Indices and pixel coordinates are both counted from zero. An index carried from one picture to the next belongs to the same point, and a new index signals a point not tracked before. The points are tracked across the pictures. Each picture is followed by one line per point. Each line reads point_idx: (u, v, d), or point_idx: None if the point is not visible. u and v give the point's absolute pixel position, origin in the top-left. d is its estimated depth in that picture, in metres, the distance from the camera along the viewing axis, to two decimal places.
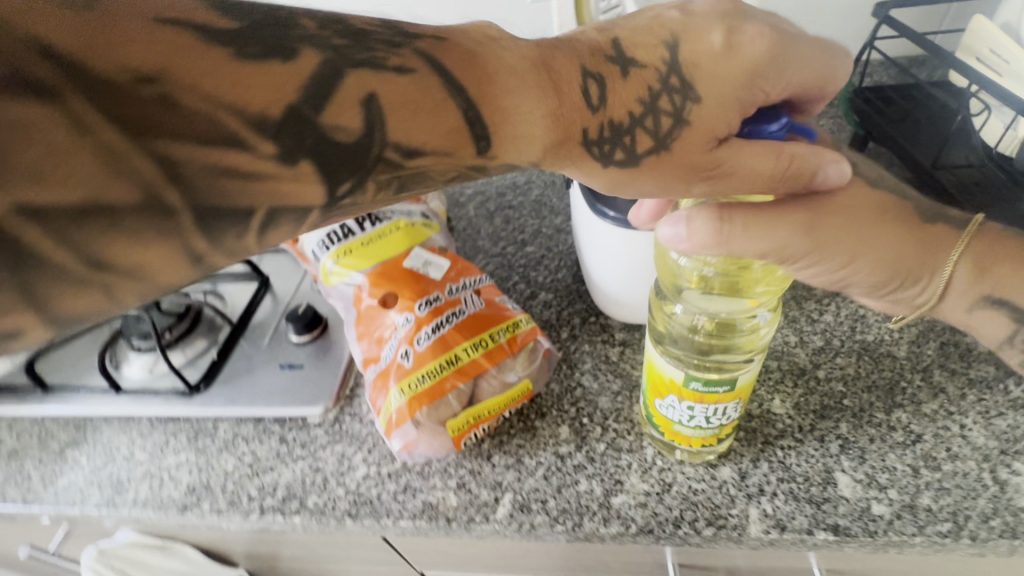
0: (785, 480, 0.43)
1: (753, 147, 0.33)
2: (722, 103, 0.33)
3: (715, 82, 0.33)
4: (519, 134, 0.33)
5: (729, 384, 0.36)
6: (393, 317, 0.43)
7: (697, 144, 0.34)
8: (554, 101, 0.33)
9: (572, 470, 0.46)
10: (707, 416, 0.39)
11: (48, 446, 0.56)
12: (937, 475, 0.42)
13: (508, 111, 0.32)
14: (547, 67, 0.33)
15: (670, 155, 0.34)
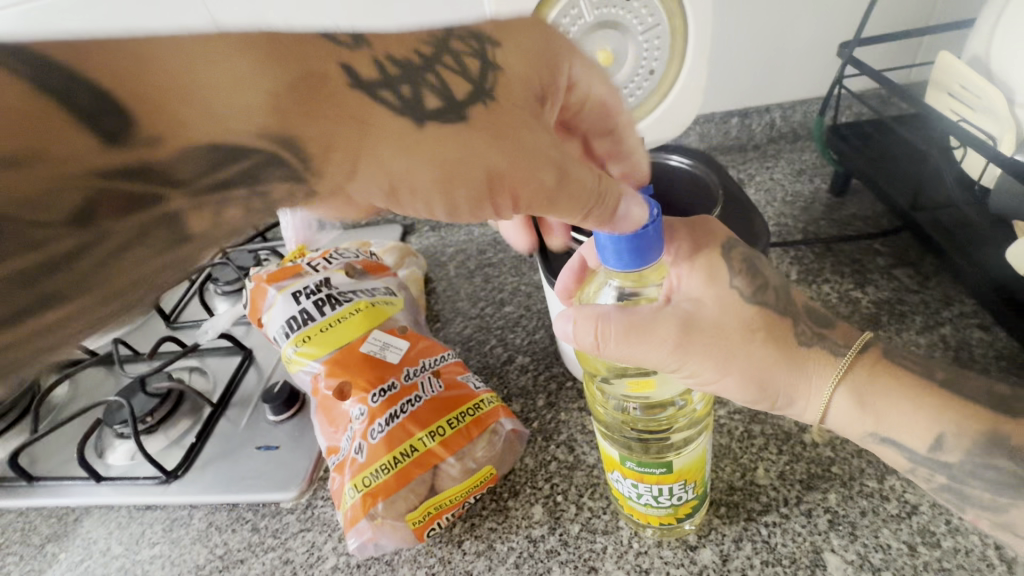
0: (769, 563, 0.40)
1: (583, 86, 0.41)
2: (527, 61, 0.36)
3: (515, 64, 0.35)
4: (200, 118, 0.25)
5: (665, 466, 0.35)
6: (349, 409, 0.43)
7: (518, 99, 0.34)
8: (271, 67, 0.27)
9: (545, 557, 0.44)
10: (654, 496, 0.37)
11: (31, 541, 0.56)
12: (936, 554, 0.39)
13: (331, 144, 0.28)
14: (253, 38, 0.27)
15: (498, 108, 0.32)
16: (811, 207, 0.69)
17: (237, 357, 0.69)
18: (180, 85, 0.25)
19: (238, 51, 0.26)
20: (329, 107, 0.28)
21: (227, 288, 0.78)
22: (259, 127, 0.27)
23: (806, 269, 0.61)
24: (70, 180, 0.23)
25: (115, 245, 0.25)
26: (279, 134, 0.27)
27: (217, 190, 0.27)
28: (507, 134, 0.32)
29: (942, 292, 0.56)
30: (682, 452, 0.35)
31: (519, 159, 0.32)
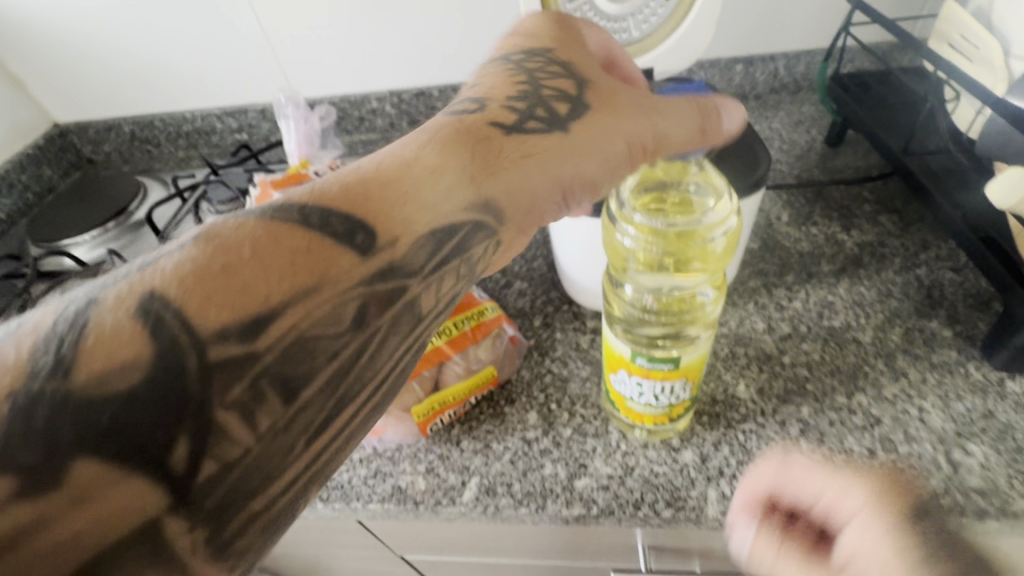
0: (744, 462, 0.44)
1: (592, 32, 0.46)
2: (579, 57, 0.43)
3: (582, 62, 0.43)
4: (413, 205, 0.32)
5: (672, 362, 0.36)
6: None
7: (591, 74, 0.42)
8: (454, 154, 0.34)
9: (539, 455, 0.47)
10: (656, 394, 0.39)
11: None
12: (893, 457, 0.43)
13: (513, 189, 0.35)
14: (432, 137, 0.35)
15: (593, 94, 0.40)
16: (806, 155, 0.71)
17: None
18: (401, 186, 0.32)
19: (427, 141, 0.35)
20: (510, 147, 0.36)
21: (220, 206, 0.78)
22: (461, 202, 0.33)
23: (796, 212, 0.65)
24: (336, 282, 0.28)
25: (369, 353, 0.29)
26: (494, 186, 0.34)
27: (438, 270, 0.32)
28: (609, 103, 0.40)
29: (922, 237, 0.59)
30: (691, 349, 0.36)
31: (635, 117, 0.39)
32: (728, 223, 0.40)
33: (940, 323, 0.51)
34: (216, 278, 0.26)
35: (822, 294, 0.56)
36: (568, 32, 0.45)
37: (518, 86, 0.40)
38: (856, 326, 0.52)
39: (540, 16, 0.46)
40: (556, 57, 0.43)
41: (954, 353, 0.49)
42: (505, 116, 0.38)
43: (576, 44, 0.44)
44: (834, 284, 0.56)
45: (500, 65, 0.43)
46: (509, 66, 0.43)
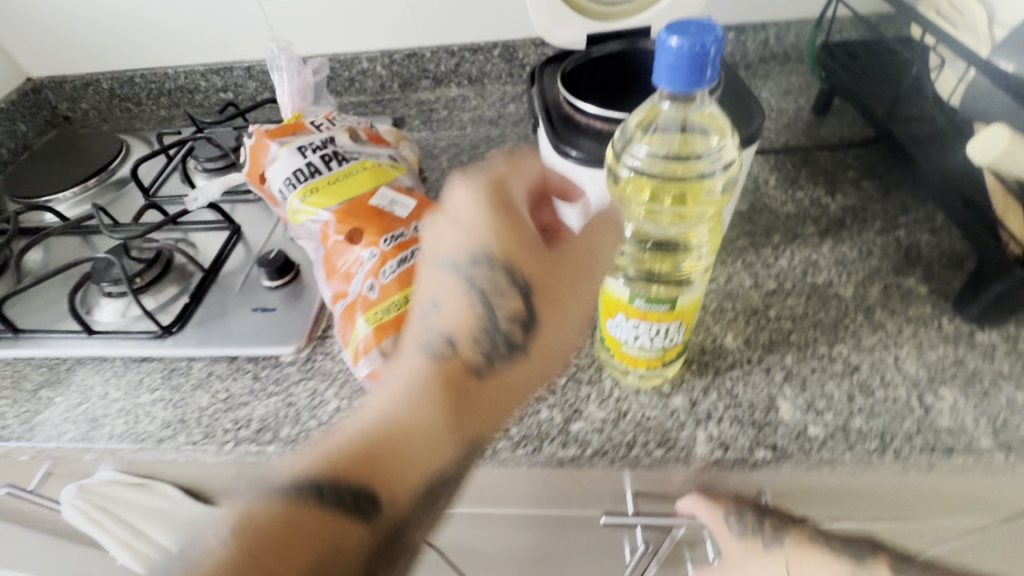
0: (731, 406, 0.46)
1: (519, 180, 0.41)
2: (512, 246, 0.38)
3: (526, 262, 0.39)
4: (410, 468, 0.35)
5: (669, 303, 0.37)
6: (358, 253, 0.44)
7: (533, 266, 0.39)
8: (436, 414, 0.36)
9: (535, 402, 0.48)
10: (651, 335, 0.40)
11: (22, 387, 0.56)
12: (870, 401, 0.45)
13: (500, 383, 0.38)
14: (411, 390, 0.36)
15: (548, 288, 0.39)
16: (793, 123, 0.73)
17: (226, 234, 0.70)
18: (397, 450, 0.35)
19: (405, 394, 0.36)
20: (478, 402, 0.37)
21: (208, 165, 0.77)
22: (449, 445, 0.36)
23: (783, 176, 0.67)
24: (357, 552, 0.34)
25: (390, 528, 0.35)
26: (472, 433, 0.37)
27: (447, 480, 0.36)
28: (561, 303, 0.39)
29: (901, 201, 0.62)
30: (688, 290, 0.37)
31: (585, 271, 0.40)
32: (728, 157, 0.42)
33: (916, 280, 0.54)
34: (252, 561, 0.31)
35: (807, 253, 0.58)
36: (509, 220, 0.39)
37: (472, 313, 0.37)
38: (838, 283, 0.54)
39: (473, 194, 0.39)
40: (504, 260, 0.38)
41: (928, 308, 0.51)
42: (467, 355, 0.37)
43: (521, 235, 0.39)
44: (818, 244, 0.59)
45: (440, 270, 0.38)
46: (463, 287, 0.38)
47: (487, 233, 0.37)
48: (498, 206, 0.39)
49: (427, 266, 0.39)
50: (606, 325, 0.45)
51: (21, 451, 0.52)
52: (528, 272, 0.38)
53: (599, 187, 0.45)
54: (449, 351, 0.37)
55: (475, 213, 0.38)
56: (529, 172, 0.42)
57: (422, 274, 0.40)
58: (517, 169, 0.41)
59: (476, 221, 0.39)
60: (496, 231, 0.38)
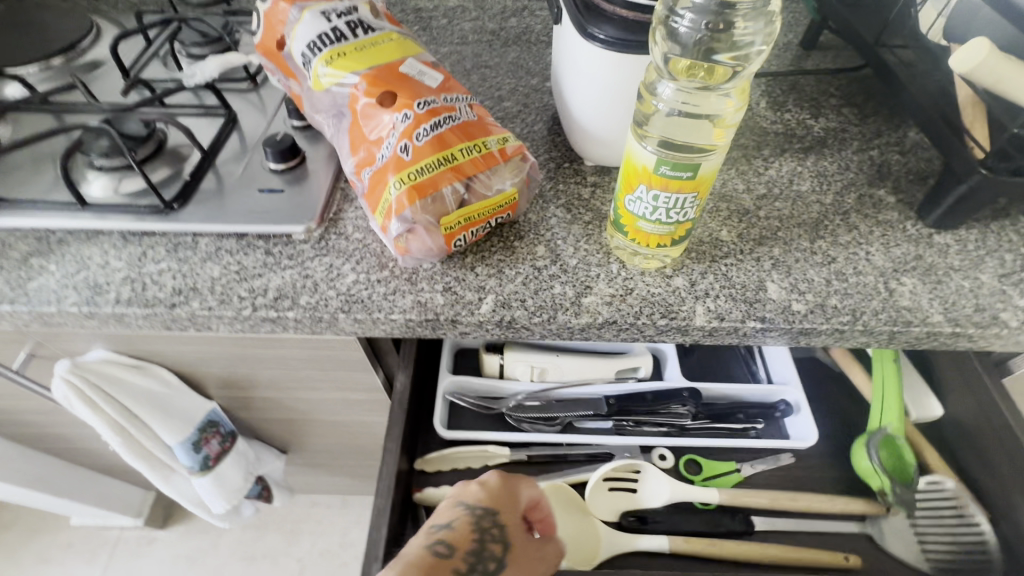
0: (725, 286, 0.51)
1: (530, 486, 0.54)
2: (497, 497, 0.52)
3: (505, 506, 0.51)
4: None
5: (693, 170, 0.40)
6: (390, 117, 0.44)
7: (509, 515, 0.51)
8: None
9: (548, 279, 0.51)
10: (668, 209, 0.44)
11: (9, 255, 0.53)
12: (844, 284, 0.51)
13: None
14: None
15: (516, 548, 0.50)
16: (783, 53, 0.77)
17: (219, 120, 0.66)
18: None
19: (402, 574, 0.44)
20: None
21: (194, 52, 0.73)
22: None
23: (773, 100, 0.71)
24: None
25: None
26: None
27: None
28: (528, 558, 0.50)
29: (876, 127, 0.67)
30: (711, 158, 0.40)
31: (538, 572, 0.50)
32: (772, 28, 0.40)
33: (886, 192, 0.60)
34: None
35: (793, 165, 0.63)
36: (511, 500, 0.52)
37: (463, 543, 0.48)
38: (819, 191, 0.60)
39: (500, 475, 0.53)
40: (501, 519, 0.50)
41: (896, 214, 0.57)
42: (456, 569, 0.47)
43: (515, 516, 0.51)
44: (804, 158, 0.63)
45: (455, 506, 0.51)
46: (467, 515, 0.50)
47: (496, 482, 0.52)
48: (507, 491, 0.52)
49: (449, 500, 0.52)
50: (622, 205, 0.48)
51: (16, 316, 0.51)
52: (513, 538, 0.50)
53: (621, 73, 0.49)
54: (447, 551, 0.47)
55: (496, 483, 0.53)
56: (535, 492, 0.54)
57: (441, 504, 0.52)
58: (530, 481, 0.54)
59: (482, 493, 0.52)
60: (495, 478, 0.53)
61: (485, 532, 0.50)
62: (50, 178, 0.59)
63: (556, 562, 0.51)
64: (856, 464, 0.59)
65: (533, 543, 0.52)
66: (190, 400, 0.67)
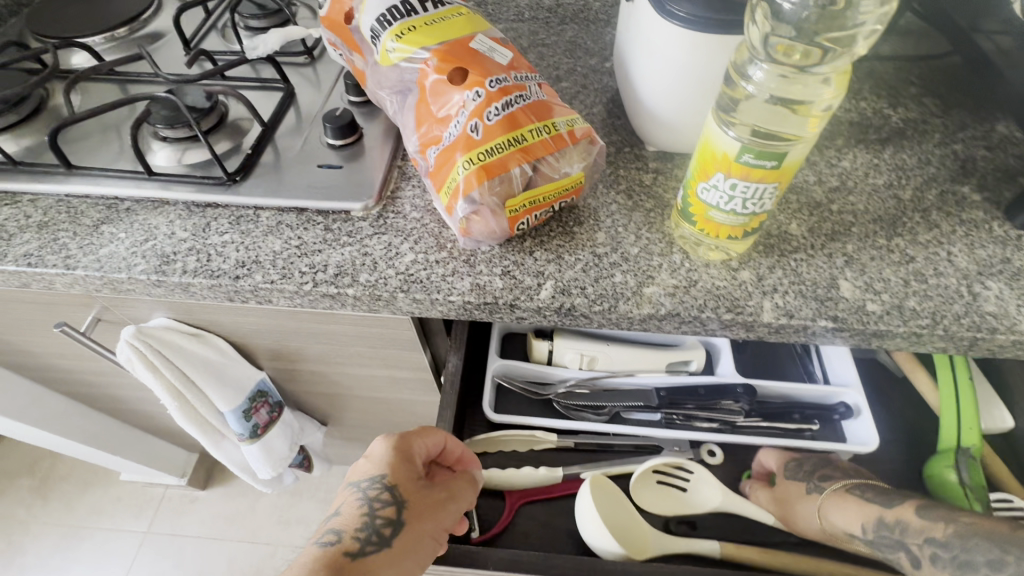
0: (795, 282, 0.49)
1: (422, 439, 0.53)
2: (388, 462, 0.52)
3: (397, 466, 0.52)
4: None
5: (777, 159, 0.38)
6: (461, 94, 0.43)
7: (402, 470, 0.52)
8: None
9: (609, 267, 0.50)
10: (744, 199, 0.42)
11: (81, 222, 0.55)
12: (924, 286, 0.48)
13: None
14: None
15: (419, 497, 0.51)
16: None
17: (278, 94, 0.67)
18: None
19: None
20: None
21: (253, 24, 0.73)
22: None
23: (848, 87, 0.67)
24: None
25: None
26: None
27: None
28: (436, 504, 0.51)
29: (960, 119, 0.63)
30: (798, 147, 0.38)
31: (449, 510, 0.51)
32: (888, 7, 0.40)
33: (971, 189, 0.56)
34: None
35: (868, 157, 0.59)
36: (403, 462, 0.52)
37: (358, 514, 0.50)
38: (897, 186, 0.56)
39: (387, 444, 0.53)
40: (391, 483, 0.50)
41: (981, 214, 0.54)
42: (349, 546, 0.48)
43: (409, 475, 0.52)
44: (880, 149, 0.60)
45: (351, 487, 0.52)
46: (359, 492, 0.51)
47: (383, 449, 0.53)
48: (398, 454, 0.52)
49: (346, 485, 0.53)
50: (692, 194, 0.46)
51: (88, 281, 0.52)
52: (405, 495, 0.51)
53: (699, 55, 0.47)
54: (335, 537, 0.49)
55: (385, 453, 0.53)
56: (430, 444, 0.52)
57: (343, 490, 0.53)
58: (423, 433, 0.53)
59: (373, 465, 0.52)
60: (382, 446, 0.53)
61: (376, 501, 0.50)
62: (117, 148, 0.61)
63: (470, 494, 0.53)
64: (941, 482, 0.56)
65: (444, 485, 0.53)
66: (242, 369, 0.69)
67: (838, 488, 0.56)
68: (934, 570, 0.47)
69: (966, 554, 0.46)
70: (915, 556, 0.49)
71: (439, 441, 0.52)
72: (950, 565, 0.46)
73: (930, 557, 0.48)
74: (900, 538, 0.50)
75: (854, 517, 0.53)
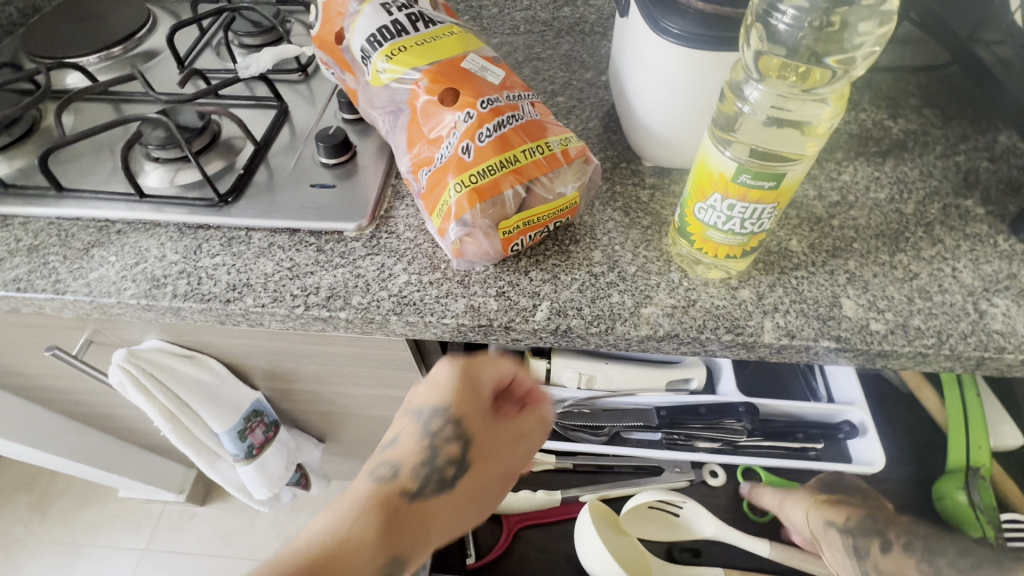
0: (796, 301, 0.48)
1: (489, 369, 0.53)
2: (455, 391, 0.52)
3: (467, 393, 0.52)
4: (355, 561, 0.43)
5: (776, 179, 0.37)
6: (452, 115, 0.43)
7: (472, 399, 0.52)
8: (386, 544, 0.45)
9: (605, 287, 0.49)
10: (742, 219, 0.41)
11: (71, 245, 0.54)
12: (928, 304, 0.47)
13: (430, 541, 0.48)
14: (363, 513, 0.46)
15: (488, 433, 0.53)
16: None
17: (271, 112, 0.66)
18: (343, 557, 0.42)
19: (352, 513, 0.46)
20: (412, 520, 0.48)
21: (247, 41, 0.73)
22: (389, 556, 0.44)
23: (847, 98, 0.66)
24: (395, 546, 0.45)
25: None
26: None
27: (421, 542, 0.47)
28: (504, 444, 0.53)
29: (962, 130, 0.62)
30: (797, 166, 0.37)
31: (514, 453, 0.54)
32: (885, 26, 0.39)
33: (974, 202, 0.55)
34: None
35: (869, 171, 0.58)
36: (470, 395, 0.52)
37: (420, 448, 0.50)
38: (899, 200, 0.56)
39: (452, 369, 0.53)
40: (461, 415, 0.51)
41: (985, 227, 0.53)
42: (416, 480, 0.49)
43: (475, 407, 0.52)
44: (881, 162, 0.59)
45: (412, 417, 0.52)
46: (428, 420, 0.51)
47: (449, 375, 0.52)
48: (464, 386, 0.52)
49: (404, 409, 0.53)
50: (689, 213, 0.45)
51: (78, 305, 0.51)
52: (474, 427, 0.52)
53: (694, 72, 0.46)
54: (401, 466, 0.50)
55: (451, 379, 0.53)
56: (497, 374, 0.53)
57: (399, 417, 0.54)
58: (490, 364, 0.53)
59: (438, 392, 0.52)
60: (448, 371, 0.53)
61: (442, 431, 0.51)
62: (110, 169, 0.60)
63: (539, 431, 0.55)
64: (950, 503, 0.55)
65: (513, 417, 0.54)
66: (236, 389, 0.68)
67: (828, 491, 0.60)
68: (902, 556, 0.56)
69: (937, 545, 0.55)
70: (890, 544, 0.56)
71: (508, 372, 0.53)
72: (921, 551, 0.55)
73: (904, 547, 0.56)
74: (880, 528, 0.56)
75: (842, 512, 0.58)
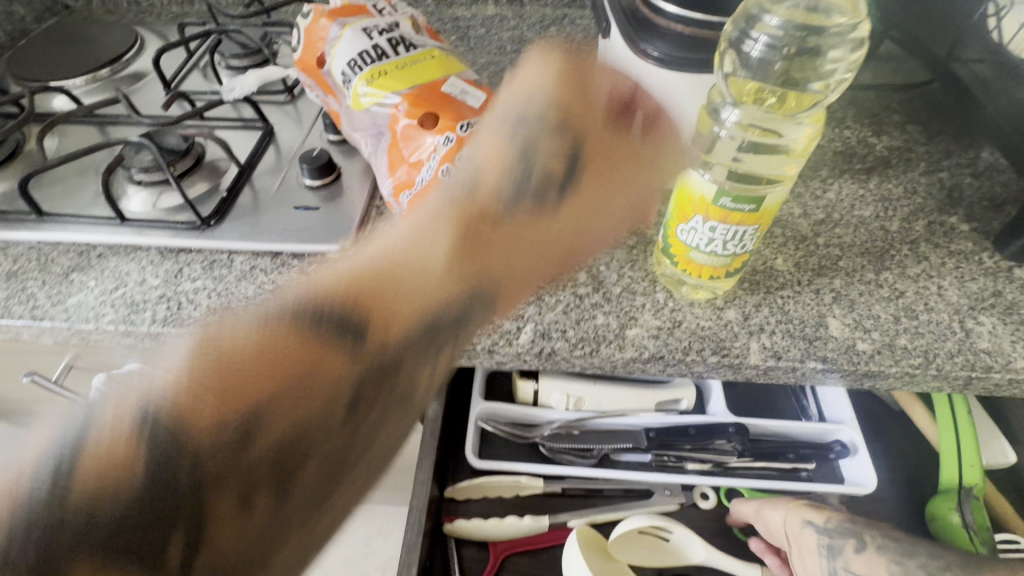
0: (782, 321, 0.47)
1: (603, 77, 0.47)
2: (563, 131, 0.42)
3: (599, 131, 0.45)
4: (420, 286, 0.34)
5: (755, 203, 0.37)
6: (433, 139, 0.43)
7: (603, 120, 0.46)
8: (457, 266, 0.36)
9: (590, 308, 0.49)
10: (724, 241, 0.41)
11: (50, 270, 0.54)
12: (914, 322, 0.47)
13: (514, 275, 0.39)
14: (445, 207, 0.37)
15: (615, 150, 0.46)
16: None
17: (257, 133, 0.66)
18: (397, 281, 0.34)
19: (425, 225, 0.37)
20: (491, 244, 0.37)
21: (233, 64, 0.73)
22: (444, 302, 0.35)
23: (831, 116, 0.66)
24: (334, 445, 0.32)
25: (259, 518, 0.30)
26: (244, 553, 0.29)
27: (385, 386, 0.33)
28: (620, 177, 0.47)
29: (944, 147, 0.62)
30: (776, 190, 0.37)
31: (636, 184, 0.49)
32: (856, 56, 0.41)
33: (959, 219, 0.55)
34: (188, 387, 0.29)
35: (854, 188, 0.58)
36: (575, 92, 0.44)
37: (507, 149, 0.39)
38: (884, 217, 0.56)
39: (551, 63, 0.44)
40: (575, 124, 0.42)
41: (970, 244, 0.53)
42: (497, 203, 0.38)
43: (593, 105, 0.45)
44: (866, 179, 0.59)
45: (502, 120, 0.41)
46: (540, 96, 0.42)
47: (553, 85, 0.43)
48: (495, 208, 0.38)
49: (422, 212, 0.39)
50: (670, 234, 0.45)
51: (55, 332, 0.50)
52: (591, 126, 0.44)
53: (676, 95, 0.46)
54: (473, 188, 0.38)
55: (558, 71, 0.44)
56: (613, 82, 0.47)
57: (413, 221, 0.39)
58: (599, 72, 0.47)
59: (535, 82, 0.43)
60: (558, 86, 0.43)
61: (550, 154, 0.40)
62: (92, 193, 0.60)
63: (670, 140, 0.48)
64: (945, 526, 0.54)
65: (642, 134, 0.47)
66: None
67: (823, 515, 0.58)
68: (879, 559, 0.51)
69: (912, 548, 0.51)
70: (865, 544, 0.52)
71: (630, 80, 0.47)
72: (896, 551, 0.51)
73: (879, 547, 0.51)
74: (856, 529, 0.53)
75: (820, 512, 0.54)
